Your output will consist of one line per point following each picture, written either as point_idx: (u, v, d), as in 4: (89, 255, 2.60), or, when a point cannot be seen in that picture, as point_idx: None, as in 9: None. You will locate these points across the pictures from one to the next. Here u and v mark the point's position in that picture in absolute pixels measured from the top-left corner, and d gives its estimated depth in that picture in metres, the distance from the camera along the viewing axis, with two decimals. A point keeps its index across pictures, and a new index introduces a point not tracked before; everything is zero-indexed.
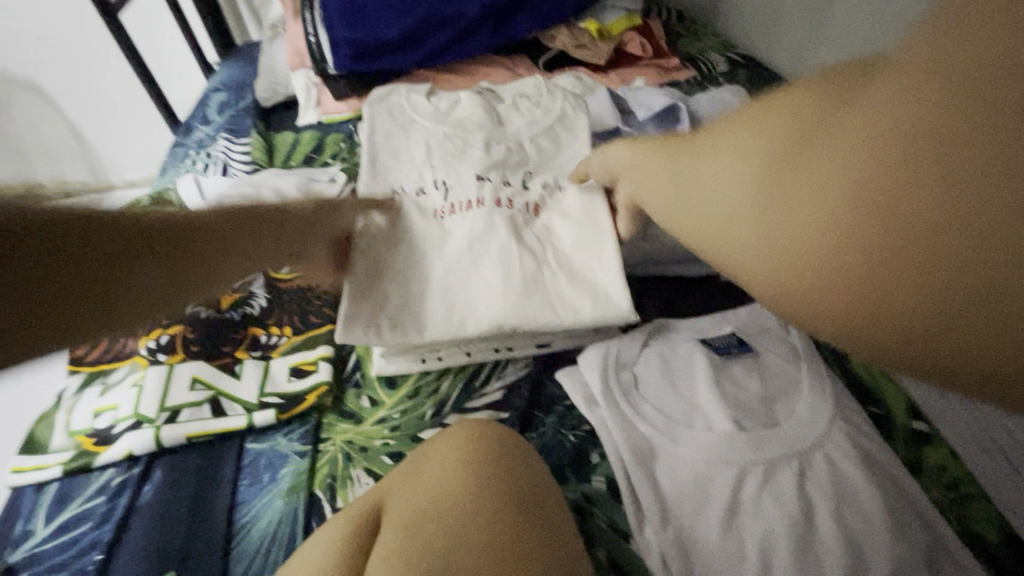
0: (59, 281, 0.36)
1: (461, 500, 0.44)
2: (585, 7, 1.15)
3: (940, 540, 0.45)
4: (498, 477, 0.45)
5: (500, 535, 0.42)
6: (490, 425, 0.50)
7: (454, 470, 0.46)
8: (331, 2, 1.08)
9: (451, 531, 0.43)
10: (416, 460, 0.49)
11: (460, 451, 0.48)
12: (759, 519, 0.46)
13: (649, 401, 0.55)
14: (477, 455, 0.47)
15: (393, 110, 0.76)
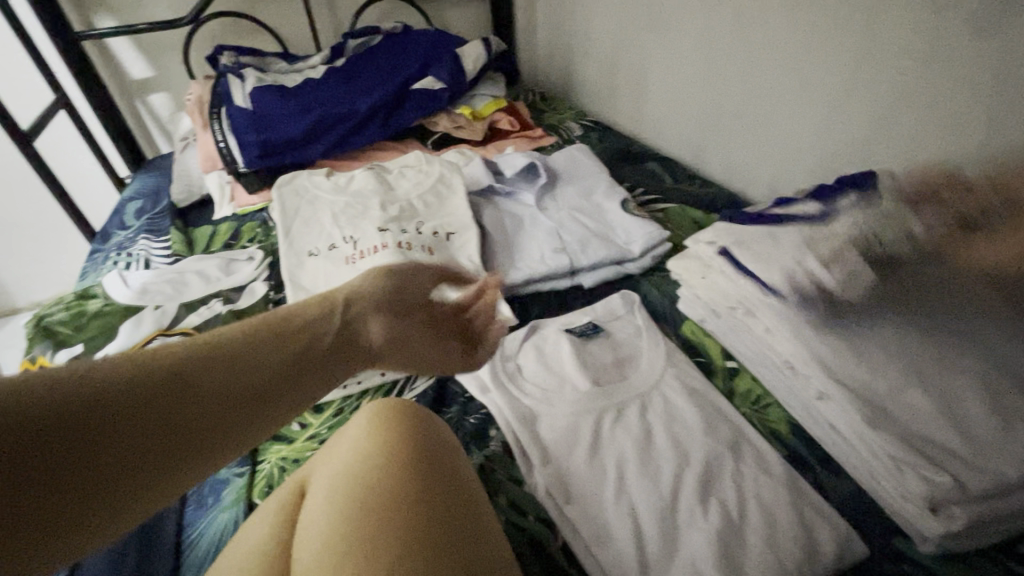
0: (120, 435, 0.37)
1: (368, 461, 0.53)
2: (459, 96, 1.39)
3: (742, 434, 0.61)
4: (395, 437, 0.55)
5: (404, 478, 0.51)
6: (391, 402, 0.59)
7: (362, 441, 0.55)
8: (236, 113, 1.25)
9: (362, 484, 0.51)
10: (332, 445, 0.58)
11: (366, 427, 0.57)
12: (614, 446, 0.60)
13: (529, 381, 0.69)
14: (377, 425, 0.56)
15: (301, 191, 0.92)
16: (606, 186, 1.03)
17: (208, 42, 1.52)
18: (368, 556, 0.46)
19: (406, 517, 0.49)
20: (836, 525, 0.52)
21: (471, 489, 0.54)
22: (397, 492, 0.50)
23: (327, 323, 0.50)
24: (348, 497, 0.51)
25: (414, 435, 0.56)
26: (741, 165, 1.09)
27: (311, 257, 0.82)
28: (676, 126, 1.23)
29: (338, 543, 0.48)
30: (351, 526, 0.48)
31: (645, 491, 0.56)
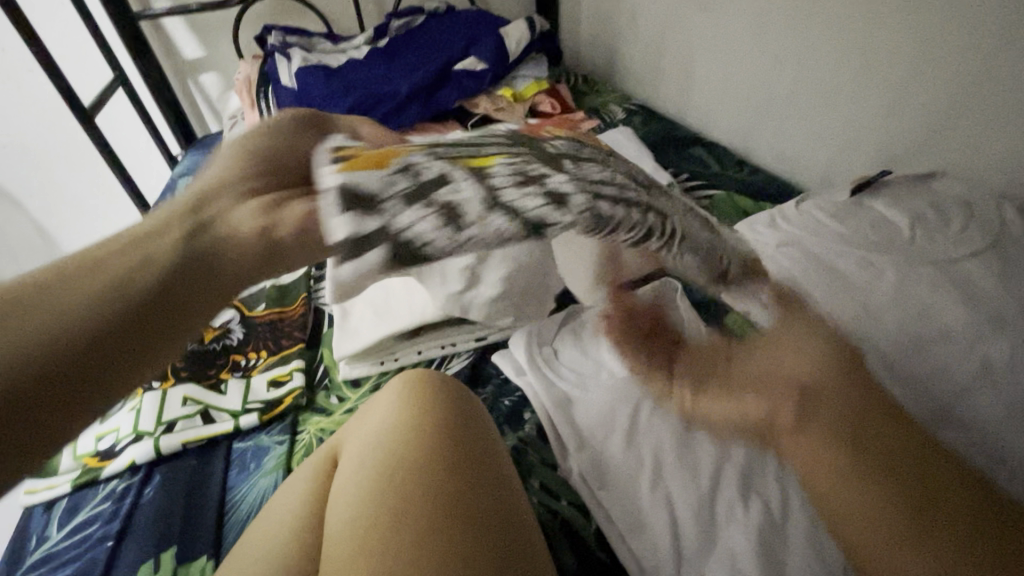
0: (83, 292, 0.34)
1: (395, 433, 0.53)
2: (500, 78, 1.38)
3: None
4: (420, 411, 0.54)
5: (428, 451, 0.50)
6: (416, 374, 0.59)
7: (389, 414, 0.55)
8: (282, 92, 1.27)
9: (386, 455, 0.51)
10: (361, 418, 0.58)
11: (393, 400, 0.56)
12: (652, 435, 0.59)
13: (564, 365, 0.69)
14: (404, 398, 0.56)
15: None
16: (651, 170, 1.00)
17: (257, 22, 1.55)
18: (398, 526, 0.45)
19: (435, 487, 0.48)
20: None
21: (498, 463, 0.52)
22: (421, 467, 0.49)
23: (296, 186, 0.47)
24: (376, 467, 0.50)
25: (440, 407, 0.55)
26: (794, 152, 1.04)
27: None
28: (723, 111, 1.18)
29: (368, 511, 0.47)
30: (376, 500, 0.48)
31: (683, 482, 0.54)
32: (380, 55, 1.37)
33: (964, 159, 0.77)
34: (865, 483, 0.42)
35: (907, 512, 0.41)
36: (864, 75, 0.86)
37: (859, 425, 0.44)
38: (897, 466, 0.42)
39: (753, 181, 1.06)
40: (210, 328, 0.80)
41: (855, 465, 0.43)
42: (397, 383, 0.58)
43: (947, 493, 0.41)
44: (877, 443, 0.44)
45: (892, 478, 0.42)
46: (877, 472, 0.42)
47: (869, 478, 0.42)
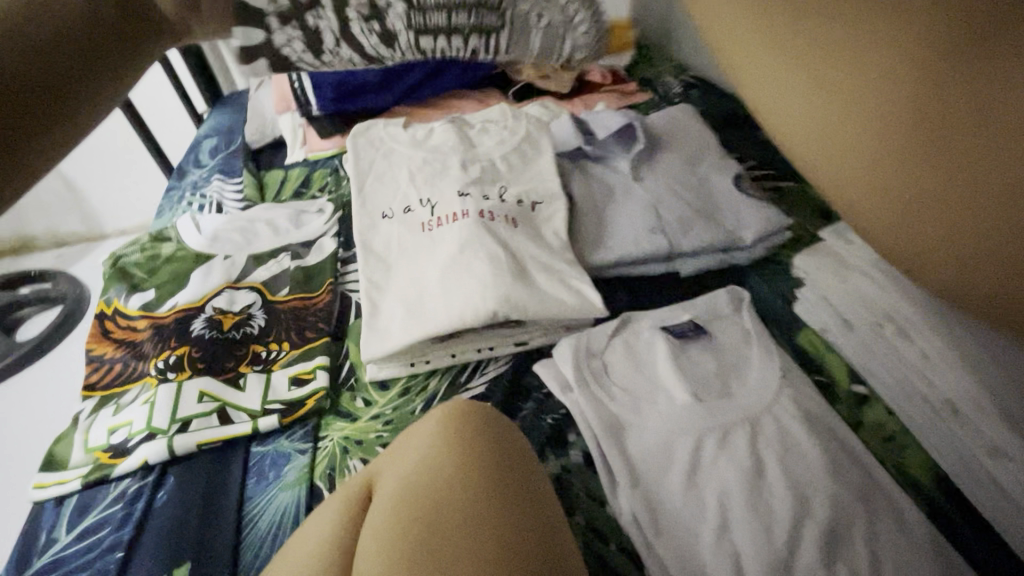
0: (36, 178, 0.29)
1: (440, 471, 0.46)
2: None
3: (874, 481, 0.51)
4: (472, 447, 0.48)
5: (477, 500, 0.44)
6: (468, 404, 0.52)
7: (435, 446, 0.48)
8: None
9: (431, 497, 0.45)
10: (402, 443, 0.51)
11: (440, 428, 0.50)
12: (717, 476, 0.51)
13: (615, 382, 0.61)
14: (454, 431, 0.49)
15: (375, 144, 0.85)
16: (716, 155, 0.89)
17: None
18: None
19: (481, 548, 0.41)
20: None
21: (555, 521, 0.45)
22: (468, 519, 0.43)
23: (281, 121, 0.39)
24: (411, 514, 0.44)
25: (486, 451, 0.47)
26: None
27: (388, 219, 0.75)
28: None
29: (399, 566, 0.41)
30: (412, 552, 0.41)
31: (754, 539, 0.47)
32: None
33: None
34: (909, 169, 0.30)
35: (990, 215, 0.28)
36: None
37: (965, 55, 0.27)
38: (916, 117, 0.29)
39: None
40: (230, 312, 0.74)
41: (905, 97, 0.29)
42: (434, 414, 0.50)
43: (994, 182, 0.27)
44: (968, 204, 0.29)
45: (986, 166, 0.27)
46: (958, 162, 0.28)
47: (907, 190, 0.30)
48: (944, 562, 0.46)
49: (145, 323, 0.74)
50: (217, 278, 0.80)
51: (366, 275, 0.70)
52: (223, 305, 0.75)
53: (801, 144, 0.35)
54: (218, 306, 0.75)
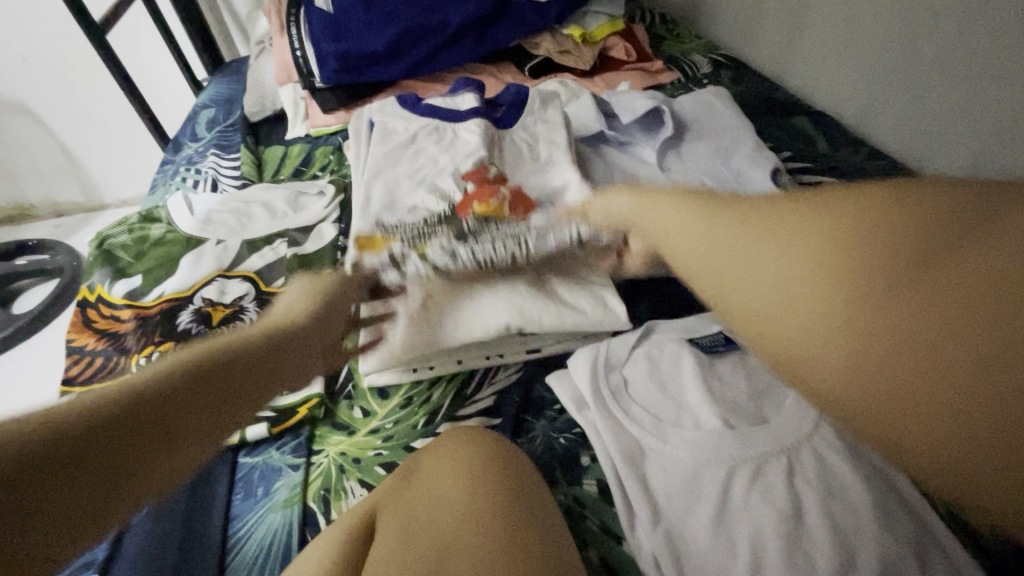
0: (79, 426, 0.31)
1: (449, 511, 0.43)
2: (567, 14, 1.16)
3: (925, 527, 0.46)
4: (483, 483, 0.44)
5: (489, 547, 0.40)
6: (480, 433, 0.49)
7: (444, 482, 0.45)
8: (314, 16, 1.09)
9: (438, 541, 0.41)
10: (406, 469, 0.48)
11: (450, 459, 0.46)
12: (750, 516, 0.46)
13: (638, 402, 0.55)
14: (465, 464, 0.46)
15: (369, 137, 0.77)
16: (752, 146, 0.81)
17: None
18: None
19: None
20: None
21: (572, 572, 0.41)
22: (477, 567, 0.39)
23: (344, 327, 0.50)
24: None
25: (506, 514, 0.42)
26: (933, 138, 0.84)
27: (384, 218, 0.66)
28: (838, 75, 0.96)
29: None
30: None
31: None
32: None
33: None
34: (919, 414, 0.25)
35: (984, 451, 0.23)
36: None
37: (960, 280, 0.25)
38: (906, 356, 0.25)
39: (875, 168, 0.86)
40: (220, 304, 0.69)
41: (897, 253, 0.27)
42: (454, 463, 0.46)
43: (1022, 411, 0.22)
44: (903, 392, 0.25)
45: (974, 409, 0.23)
46: (884, 360, 0.26)
47: (921, 409, 0.25)
48: None
49: (129, 313, 0.69)
50: (205, 266, 0.74)
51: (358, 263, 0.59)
52: (213, 297, 0.70)
53: (758, 304, 0.32)
54: (208, 297, 0.70)
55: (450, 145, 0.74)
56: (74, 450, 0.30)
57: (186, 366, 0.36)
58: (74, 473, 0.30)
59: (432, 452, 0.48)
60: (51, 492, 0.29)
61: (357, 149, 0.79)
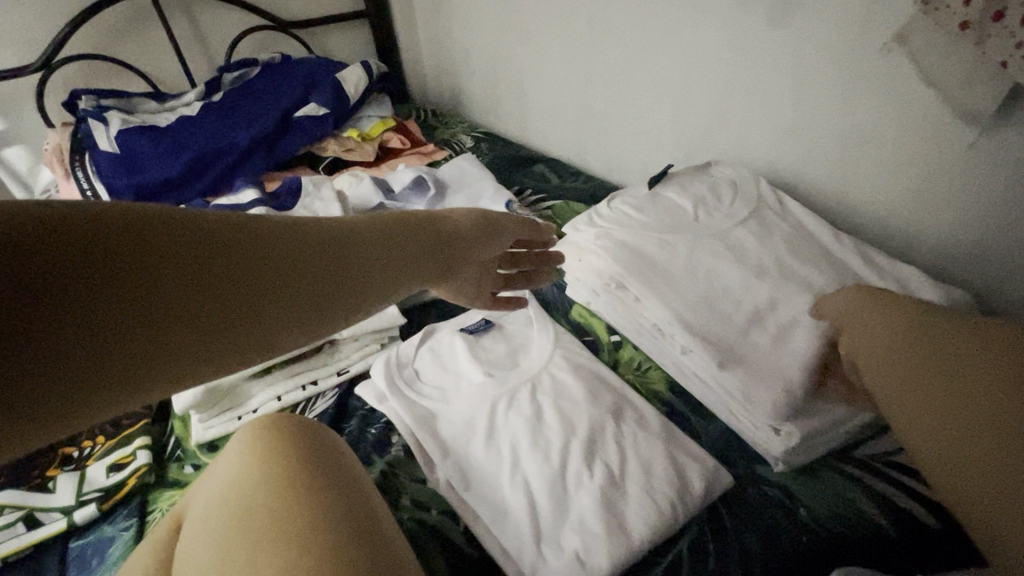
0: (151, 281, 0.31)
1: (245, 470, 0.52)
2: (344, 121, 1.41)
3: (624, 397, 0.65)
4: (270, 438, 0.55)
5: (281, 478, 0.51)
6: (259, 417, 0.58)
7: (236, 455, 0.54)
8: (101, 158, 1.19)
9: (240, 493, 0.50)
10: (205, 469, 0.56)
11: (238, 442, 0.56)
12: (509, 429, 0.63)
13: (421, 376, 0.72)
14: (252, 433, 0.56)
15: None
16: (493, 189, 1.07)
17: (62, 86, 1.45)
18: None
19: (291, 505, 0.48)
20: (716, 472, 0.56)
21: (354, 472, 0.54)
22: (276, 494, 0.49)
23: (402, 229, 0.49)
24: (228, 523, 0.48)
25: (298, 450, 0.54)
26: (614, 158, 1.14)
27: None
28: (552, 130, 1.29)
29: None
30: (231, 538, 0.47)
31: (538, 465, 0.58)
32: (213, 111, 1.34)
33: (736, 147, 0.89)
34: (970, 419, 0.39)
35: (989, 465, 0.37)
36: (649, 84, 0.97)
37: (988, 414, 0.39)
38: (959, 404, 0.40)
39: (589, 186, 1.15)
40: None
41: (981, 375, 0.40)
42: (248, 438, 0.55)
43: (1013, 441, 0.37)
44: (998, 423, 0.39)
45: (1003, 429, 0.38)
46: (940, 425, 0.40)
47: (956, 442, 0.39)
48: (674, 438, 0.60)
49: None
50: None
51: None
52: None
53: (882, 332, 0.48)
54: None
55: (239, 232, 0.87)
56: (108, 256, 0.30)
57: (266, 228, 0.38)
58: (112, 298, 0.30)
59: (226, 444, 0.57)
60: (67, 334, 0.28)
61: None
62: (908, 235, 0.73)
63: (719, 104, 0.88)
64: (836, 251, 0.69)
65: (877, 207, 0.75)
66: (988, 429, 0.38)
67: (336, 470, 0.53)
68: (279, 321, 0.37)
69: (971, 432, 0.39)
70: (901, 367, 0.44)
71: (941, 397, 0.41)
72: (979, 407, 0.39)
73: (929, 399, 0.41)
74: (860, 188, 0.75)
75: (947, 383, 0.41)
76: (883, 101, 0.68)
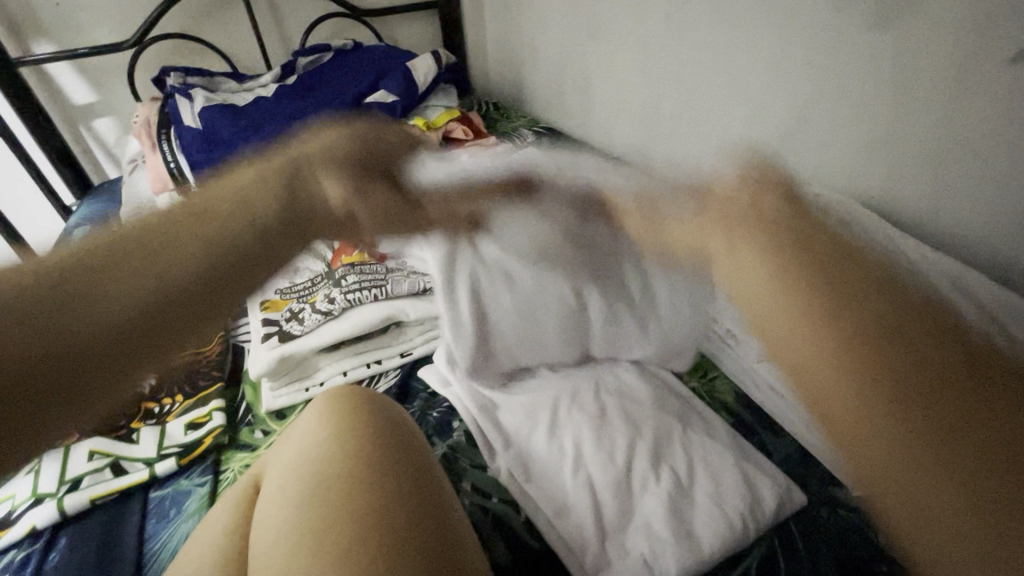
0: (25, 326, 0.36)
1: (322, 441, 0.53)
2: (411, 109, 1.43)
3: (689, 404, 0.64)
4: (347, 414, 0.55)
5: (356, 455, 0.51)
6: (337, 389, 0.59)
7: (315, 427, 0.55)
8: (185, 132, 1.25)
9: (315, 465, 0.51)
10: (283, 436, 0.58)
11: (317, 413, 0.57)
12: (572, 426, 0.62)
13: (483, 367, 0.73)
14: (331, 405, 0.57)
15: None
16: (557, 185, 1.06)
17: (152, 65, 1.53)
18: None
19: (362, 483, 0.49)
20: (790, 490, 0.54)
21: (424, 457, 0.54)
22: (349, 470, 0.50)
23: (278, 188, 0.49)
24: (302, 491, 0.49)
25: (374, 431, 0.54)
26: (682, 160, 1.11)
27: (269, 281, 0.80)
28: (618, 129, 1.27)
29: (292, 547, 0.45)
30: (303, 507, 0.48)
31: (601, 464, 0.58)
32: (289, 93, 1.39)
33: (818, 157, 0.85)
34: (923, 404, 0.26)
35: (942, 474, 0.25)
36: (727, 85, 0.94)
37: (924, 412, 0.26)
38: (878, 384, 0.27)
39: None
40: None
41: (908, 358, 0.28)
42: (327, 409, 0.56)
43: (968, 459, 0.25)
44: (881, 319, 0.29)
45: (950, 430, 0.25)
46: (873, 391, 0.27)
47: (866, 430, 0.27)
48: (744, 450, 0.58)
49: None
50: None
51: (259, 326, 0.74)
52: None
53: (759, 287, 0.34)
54: None
55: None
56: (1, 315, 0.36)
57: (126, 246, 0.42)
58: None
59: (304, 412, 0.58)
60: None
61: None
62: (1006, 256, 0.68)
63: (804, 109, 0.84)
64: (928, 271, 0.65)
65: (975, 223, 0.70)
66: (940, 425, 0.25)
67: (408, 453, 0.53)
68: (176, 318, 0.39)
69: (895, 419, 0.26)
70: (802, 317, 0.31)
71: (863, 356, 0.28)
72: (917, 394, 0.26)
73: (833, 368, 0.29)
74: (957, 205, 0.71)
75: (863, 353, 0.28)
76: (994, 111, 0.64)
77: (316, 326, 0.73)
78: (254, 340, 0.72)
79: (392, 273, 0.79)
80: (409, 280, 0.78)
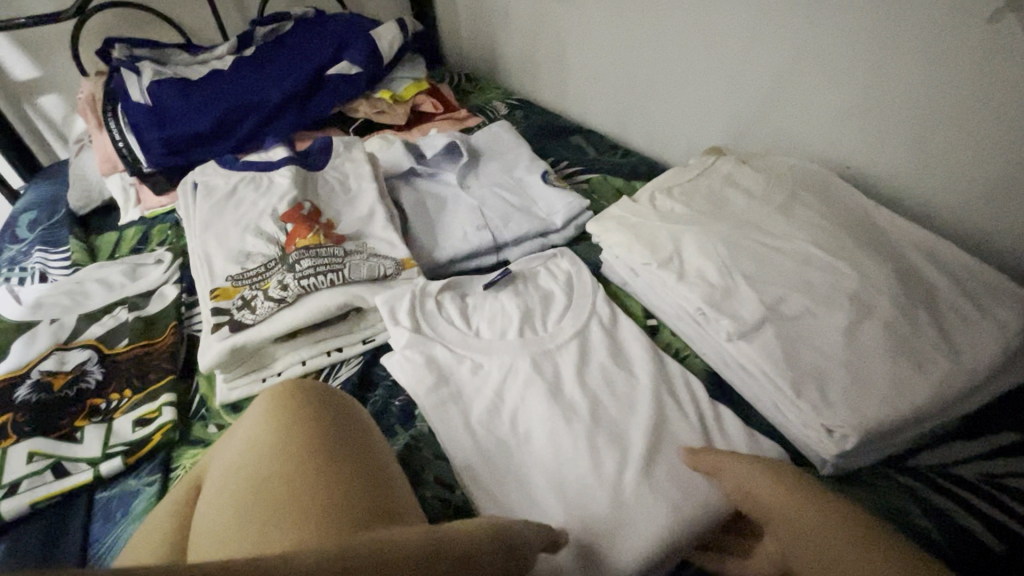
0: None
1: (262, 435, 0.50)
2: (376, 81, 1.36)
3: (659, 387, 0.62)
4: (291, 407, 0.52)
5: (293, 445, 0.48)
6: (286, 381, 0.57)
7: (258, 420, 0.52)
8: (133, 109, 1.17)
9: (253, 460, 0.48)
10: (230, 433, 0.55)
11: (263, 406, 0.54)
12: (539, 413, 0.60)
13: (443, 344, 0.67)
14: (276, 398, 0.54)
15: (195, 199, 0.86)
16: (528, 159, 1.02)
17: (97, 35, 1.43)
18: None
19: (292, 473, 0.45)
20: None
21: (370, 448, 0.50)
22: (282, 462, 0.46)
23: None
24: (236, 488, 0.46)
25: (318, 425, 0.50)
26: (658, 132, 1.07)
27: (220, 267, 0.75)
28: (592, 100, 1.23)
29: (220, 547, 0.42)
30: (233, 503, 0.45)
31: (568, 452, 0.56)
32: (245, 66, 1.31)
33: (796, 126, 0.82)
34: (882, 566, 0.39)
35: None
36: (703, 52, 0.90)
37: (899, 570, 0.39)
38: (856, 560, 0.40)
39: (629, 160, 1.09)
40: (60, 372, 0.71)
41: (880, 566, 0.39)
42: (272, 404, 0.53)
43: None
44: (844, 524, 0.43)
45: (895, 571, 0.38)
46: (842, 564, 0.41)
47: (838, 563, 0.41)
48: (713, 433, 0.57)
49: None
50: (42, 343, 0.75)
51: (209, 315, 0.70)
52: (52, 367, 0.71)
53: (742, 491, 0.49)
54: (46, 368, 0.71)
55: (268, 192, 0.85)
56: None
57: None
58: None
59: (253, 407, 0.55)
60: None
61: (186, 209, 0.86)
62: (979, 229, 0.67)
63: (784, 78, 0.80)
64: (901, 245, 0.64)
65: (950, 194, 0.68)
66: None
67: (353, 445, 0.49)
68: None
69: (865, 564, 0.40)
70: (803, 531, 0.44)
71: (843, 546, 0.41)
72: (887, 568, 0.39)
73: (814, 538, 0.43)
74: (935, 175, 0.69)
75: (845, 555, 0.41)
76: (972, 79, 0.61)
77: (268, 314, 0.69)
78: (203, 330, 0.68)
79: (350, 255, 0.75)
80: (369, 264, 0.75)
